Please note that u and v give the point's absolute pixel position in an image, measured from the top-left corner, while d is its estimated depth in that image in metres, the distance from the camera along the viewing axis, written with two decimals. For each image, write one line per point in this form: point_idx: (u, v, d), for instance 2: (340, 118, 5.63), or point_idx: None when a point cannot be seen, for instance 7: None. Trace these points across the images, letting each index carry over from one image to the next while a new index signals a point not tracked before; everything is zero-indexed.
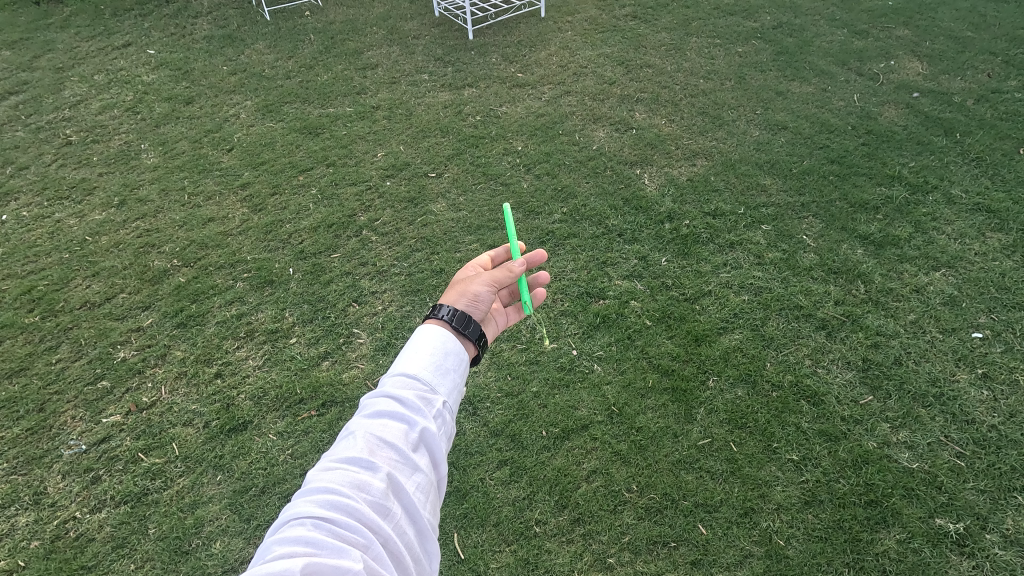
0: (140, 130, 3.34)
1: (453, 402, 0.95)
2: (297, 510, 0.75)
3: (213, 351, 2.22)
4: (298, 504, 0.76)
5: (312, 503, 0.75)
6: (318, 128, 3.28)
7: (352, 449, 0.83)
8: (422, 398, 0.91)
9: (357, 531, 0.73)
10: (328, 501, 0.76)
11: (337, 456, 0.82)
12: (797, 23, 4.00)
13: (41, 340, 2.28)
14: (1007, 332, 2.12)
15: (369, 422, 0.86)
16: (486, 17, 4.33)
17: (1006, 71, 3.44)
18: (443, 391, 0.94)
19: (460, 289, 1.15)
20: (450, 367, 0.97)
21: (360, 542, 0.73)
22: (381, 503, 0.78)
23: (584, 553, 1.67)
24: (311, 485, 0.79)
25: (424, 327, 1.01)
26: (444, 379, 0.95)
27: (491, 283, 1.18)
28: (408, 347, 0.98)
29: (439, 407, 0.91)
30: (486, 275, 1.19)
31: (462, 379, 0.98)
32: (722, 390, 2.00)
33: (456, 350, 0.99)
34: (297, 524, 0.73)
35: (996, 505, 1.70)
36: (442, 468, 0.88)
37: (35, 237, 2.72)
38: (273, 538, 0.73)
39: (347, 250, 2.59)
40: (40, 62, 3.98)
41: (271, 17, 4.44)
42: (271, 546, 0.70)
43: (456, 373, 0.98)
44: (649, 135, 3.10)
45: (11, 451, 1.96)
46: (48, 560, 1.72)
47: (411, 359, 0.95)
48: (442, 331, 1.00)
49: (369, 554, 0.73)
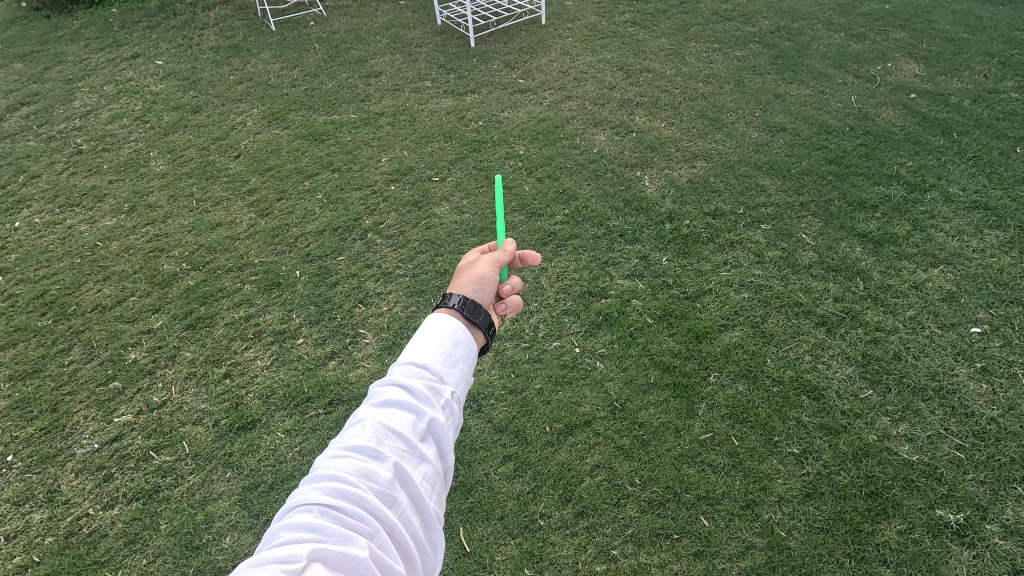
0: (149, 138, 3.41)
1: (461, 392, 0.96)
2: (304, 497, 0.77)
3: (222, 352, 2.27)
4: (306, 491, 0.78)
5: (319, 490, 0.78)
6: (324, 135, 3.34)
7: (360, 437, 0.84)
8: (431, 388, 0.92)
9: (363, 519, 0.76)
10: (334, 489, 0.78)
11: (345, 443, 0.84)
12: (795, 27, 4.05)
13: (54, 343, 2.33)
14: (1006, 327, 2.14)
15: (377, 411, 0.88)
16: (487, 25, 4.40)
17: (1003, 72, 3.48)
18: (451, 381, 0.95)
19: (465, 276, 1.16)
20: (460, 357, 0.98)
21: (366, 530, 0.75)
22: (386, 492, 0.80)
23: (588, 545, 1.69)
24: (319, 472, 0.81)
25: (433, 316, 1.01)
26: (454, 369, 0.96)
27: (493, 266, 1.20)
28: (419, 335, 0.98)
29: (448, 397, 0.93)
30: (485, 257, 1.22)
31: (470, 370, 0.99)
32: (723, 386, 2.03)
33: (465, 340, 1.00)
34: (305, 511, 0.76)
35: (996, 496, 1.72)
36: (449, 459, 0.90)
37: (47, 242, 2.77)
38: (280, 524, 0.75)
39: (353, 252, 2.63)
40: (51, 73, 4.07)
41: (276, 28, 4.53)
42: (278, 532, 0.73)
43: (465, 364, 0.98)
44: (649, 138, 3.15)
45: (25, 451, 2.00)
46: (62, 556, 1.75)
47: (421, 347, 0.96)
48: (449, 317, 1.01)
49: (375, 541, 0.75)
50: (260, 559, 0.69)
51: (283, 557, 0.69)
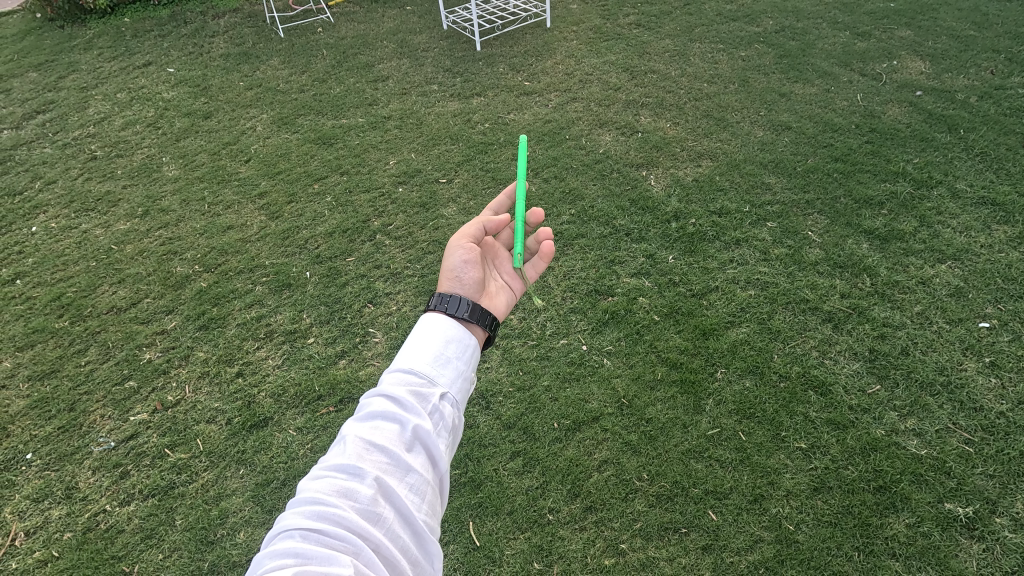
0: (161, 144, 3.47)
1: (451, 395, 0.97)
2: (286, 522, 0.77)
3: (234, 352, 2.30)
4: (289, 517, 0.78)
5: (300, 514, 0.77)
6: (332, 139, 3.39)
7: (342, 457, 0.85)
8: (418, 394, 0.94)
9: (346, 538, 0.75)
10: (315, 511, 0.77)
11: (328, 464, 0.85)
12: (799, 27, 4.06)
13: (71, 343, 2.38)
14: (1014, 322, 2.14)
15: (360, 426, 0.89)
16: (493, 28, 4.45)
17: (1009, 69, 3.47)
18: (440, 384, 0.97)
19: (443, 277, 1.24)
20: (449, 358, 1.00)
21: (349, 549, 0.74)
22: (369, 509, 0.80)
23: (597, 539, 1.71)
24: (300, 495, 0.81)
25: (421, 322, 1.05)
26: (445, 371, 0.98)
27: (466, 254, 1.26)
28: (409, 342, 1.01)
29: (435, 403, 0.94)
30: (457, 249, 1.27)
31: (462, 370, 1.01)
32: (730, 381, 2.04)
33: (457, 339, 1.03)
34: (287, 537, 0.75)
35: (1005, 490, 1.72)
36: (440, 467, 0.89)
37: (63, 246, 2.83)
38: (264, 552, 0.75)
39: (362, 253, 2.67)
40: (66, 81, 4.15)
41: (285, 34, 4.60)
42: (260, 561, 0.73)
43: (456, 364, 1.00)
44: (654, 138, 3.17)
45: (44, 449, 2.05)
46: (81, 551, 1.79)
47: (406, 352, 1.00)
48: (440, 318, 1.05)
49: (360, 559, 0.74)
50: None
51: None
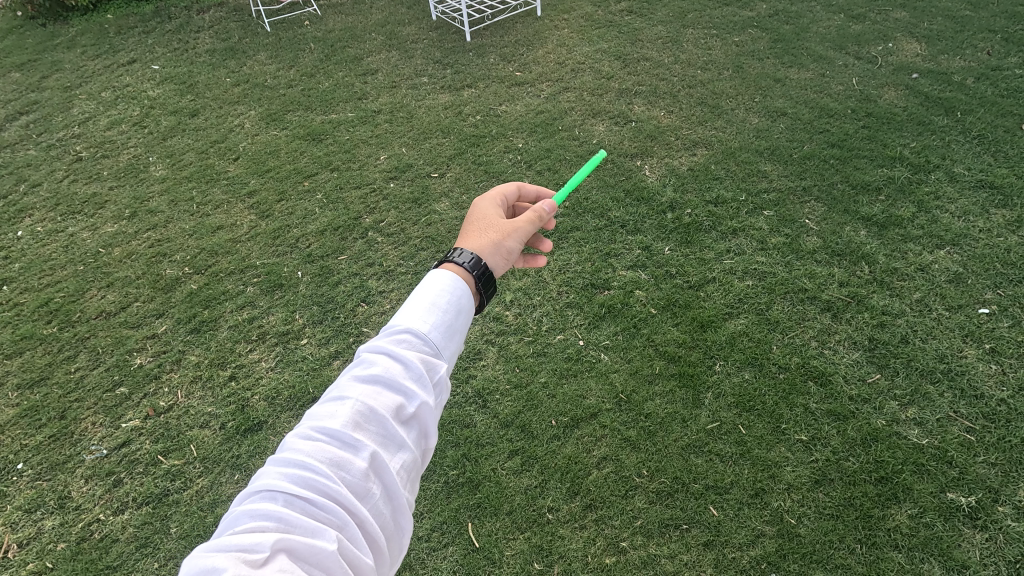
0: (147, 144, 3.41)
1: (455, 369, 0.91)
2: (270, 481, 0.72)
3: (226, 355, 2.27)
4: (271, 475, 0.72)
5: (284, 476, 0.72)
6: (322, 134, 3.33)
7: (335, 419, 0.78)
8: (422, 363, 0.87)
9: (332, 511, 0.70)
10: (302, 476, 0.72)
11: (319, 423, 0.78)
12: (794, 10, 4.00)
13: (60, 350, 2.34)
14: (1014, 307, 2.12)
15: (359, 388, 0.81)
16: (483, 18, 4.38)
17: (1005, 49, 3.44)
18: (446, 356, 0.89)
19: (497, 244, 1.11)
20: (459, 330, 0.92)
21: (335, 522, 0.70)
22: (358, 483, 0.74)
23: (597, 537, 1.69)
24: (285, 454, 0.75)
25: (437, 278, 0.96)
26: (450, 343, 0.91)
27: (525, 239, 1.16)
28: (418, 302, 0.92)
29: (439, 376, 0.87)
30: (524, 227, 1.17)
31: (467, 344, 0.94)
32: (729, 374, 2.01)
33: (465, 310, 0.95)
34: (269, 498, 0.70)
35: (1007, 478, 1.71)
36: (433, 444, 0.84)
37: (49, 250, 2.78)
38: (242, 509, 0.70)
39: (354, 251, 2.63)
40: (49, 81, 4.07)
41: (272, 28, 4.52)
42: (238, 517, 0.69)
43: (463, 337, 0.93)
44: (648, 127, 3.12)
45: (35, 458, 2.02)
46: (75, 561, 1.77)
47: (413, 308, 0.92)
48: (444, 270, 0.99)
49: (345, 533, 0.70)
50: (214, 542, 0.66)
51: (244, 545, 0.65)
